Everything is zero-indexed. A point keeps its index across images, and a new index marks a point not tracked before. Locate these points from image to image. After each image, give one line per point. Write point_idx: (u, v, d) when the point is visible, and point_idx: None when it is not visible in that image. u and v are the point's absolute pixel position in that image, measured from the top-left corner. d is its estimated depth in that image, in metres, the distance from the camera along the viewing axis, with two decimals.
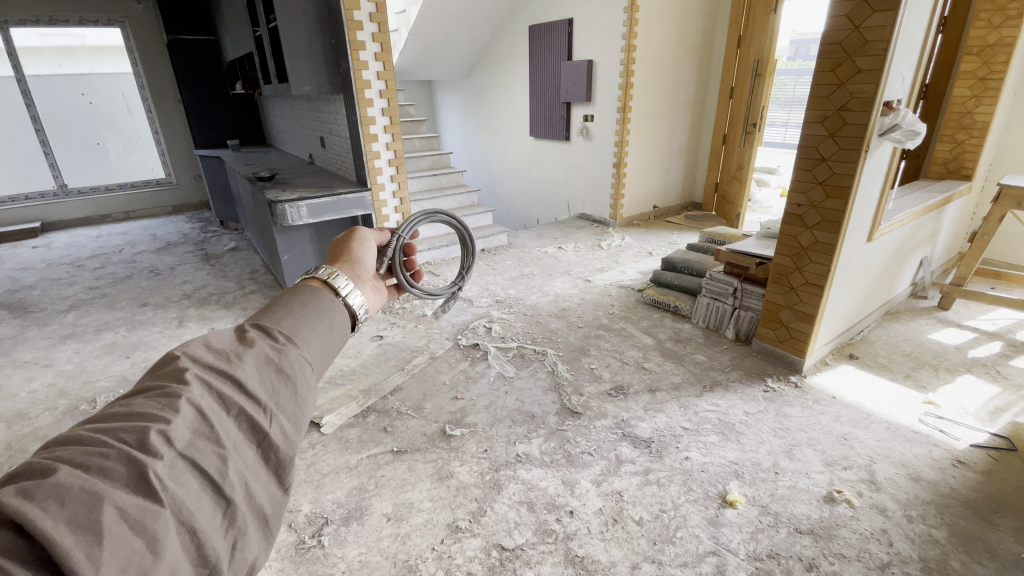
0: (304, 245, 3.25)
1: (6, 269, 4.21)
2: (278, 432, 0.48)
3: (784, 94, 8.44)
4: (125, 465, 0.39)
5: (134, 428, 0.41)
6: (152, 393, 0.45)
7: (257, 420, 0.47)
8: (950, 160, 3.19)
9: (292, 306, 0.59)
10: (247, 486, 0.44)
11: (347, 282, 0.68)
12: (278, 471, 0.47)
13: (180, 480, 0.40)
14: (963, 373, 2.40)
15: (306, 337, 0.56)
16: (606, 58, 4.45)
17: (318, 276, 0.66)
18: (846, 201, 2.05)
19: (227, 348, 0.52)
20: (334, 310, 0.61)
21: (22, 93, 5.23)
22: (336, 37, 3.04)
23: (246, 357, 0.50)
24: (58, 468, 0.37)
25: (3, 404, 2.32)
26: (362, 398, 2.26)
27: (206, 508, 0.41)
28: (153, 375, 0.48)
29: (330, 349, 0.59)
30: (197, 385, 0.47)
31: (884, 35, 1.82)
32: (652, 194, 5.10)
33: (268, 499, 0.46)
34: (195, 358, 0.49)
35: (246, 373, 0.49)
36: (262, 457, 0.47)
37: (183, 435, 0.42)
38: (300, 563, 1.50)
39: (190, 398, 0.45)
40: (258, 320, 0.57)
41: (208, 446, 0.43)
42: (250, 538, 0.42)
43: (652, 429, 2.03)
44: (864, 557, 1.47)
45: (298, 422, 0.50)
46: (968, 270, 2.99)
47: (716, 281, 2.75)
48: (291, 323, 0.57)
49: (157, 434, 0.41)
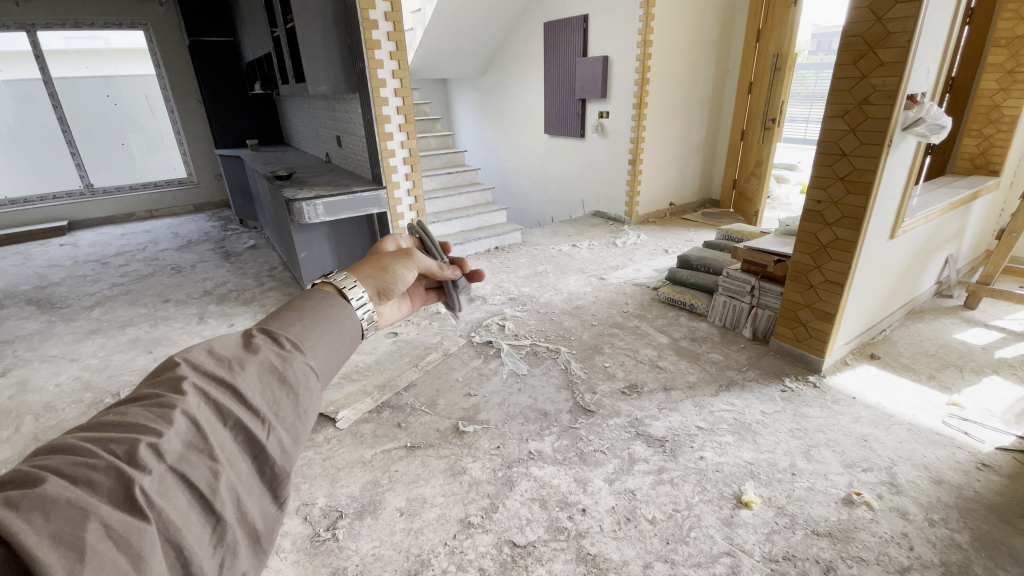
0: (321, 243, 3.30)
1: (34, 267, 4.36)
2: (275, 444, 0.49)
3: (805, 88, 8.28)
4: (112, 477, 0.39)
5: (125, 440, 0.42)
6: (148, 402, 0.46)
7: (254, 433, 0.48)
8: (977, 154, 3.09)
9: (302, 310, 0.60)
10: (239, 501, 0.45)
11: (361, 290, 0.67)
12: (272, 485, 0.48)
13: (168, 496, 0.41)
14: (989, 374, 2.33)
15: (314, 344, 0.57)
16: (623, 53, 4.39)
17: (333, 282, 0.67)
18: (867, 196, 1.99)
19: (230, 355, 0.52)
20: (346, 315, 0.62)
21: (50, 94, 5.41)
22: (352, 37, 3.07)
23: (248, 365, 0.51)
24: (47, 478, 0.37)
25: (32, 396, 2.41)
26: (377, 394, 2.29)
27: (194, 525, 0.41)
28: (151, 383, 0.49)
29: (338, 355, 0.60)
30: (194, 396, 0.47)
31: (907, 26, 1.77)
32: (669, 191, 5.04)
33: (261, 515, 0.47)
34: (195, 366, 0.50)
35: (246, 383, 0.50)
36: (257, 471, 0.48)
37: (174, 448, 0.43)
38: (315, 556, 1.53)
39: (185, 408, 0.45)
40: (267, 324, 0.58)
41: (201, 460, 0.44)
42: (240, 556, 0.43)
43: (666, 429, 2.01)
44: (884, 561, 1.44)
45: (297, 435, 0.51)
46: (996, 267, 2.91)
47: (733, 279, 2.72)
48: (299, 329, 0.57)
49: (147, 447, 0.42)
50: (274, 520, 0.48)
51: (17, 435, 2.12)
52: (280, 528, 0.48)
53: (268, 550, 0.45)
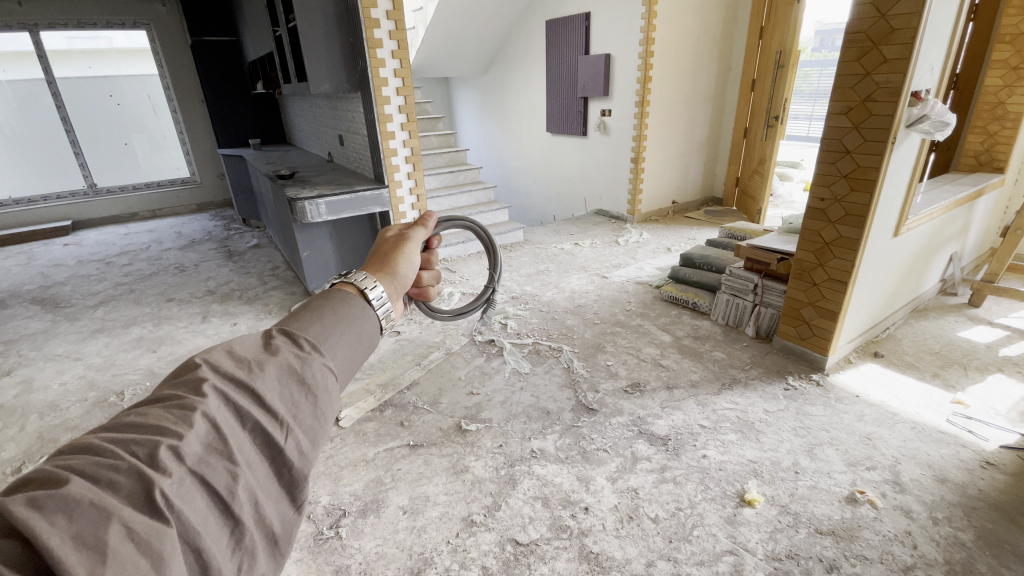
0: (323, 242, 3.30)
1: (38, 266, 4.37)
2: (293, 448, 0.49)
3: (807, 85, 8.26)
4: (133, 479, 0.39)
5: (145, 442, 0.42)
6: (168, 404, 0.46)
7: (273, 436, 0.48)
8: (982, 151, 3.07)
9: (320, 311, 0.60)
10: (257, 505, 0.45)
11: (380, 288, 0.68)
12: (291, 488, 0.48)
13: (188, 498, 0.41)
14: (993, 372, 2.32)
15: (332, 345, 0.57)
16: (625, 50, 4.38)
17: (353, 282, 0.67)
18: (872, 193, 1.98)
19: (250, 356, 0.52)
20: (363, 317, 0.62)
21: (53, 94, 5.44)
22: (354, 36, 3.07)
23: (267, 367, 0.51)
24: (70, 479, 0.38)
25: (36, 395, 2.42)
26: (379, 392, 2.30)
27: (213, 528, 0.41)
28: (172, 384, 0.49)
29: (356, 356, 0.59)
30: (214, 398, 0.47)
31: (911, 23, 1.76)
32: (671, 189, 5.03)
33: (279, 519, 0.46)
34: (215, 367, 0.50)
35: (265, 385, 0.50)
36: (276, 473, 0.48)
37: (194, 451, 0.43)
38: (318, 554, 1.53)
39: (205, 410, 0.45)
40: (285, 326, 0.58)
41: (220, 462, 0.44)
42: (258, 560, 0.43)
43: (669, 427, 2.01)
44: (887, 560, 1.44)
45: (315, 437, 0.51)
46: (1001, 265, 2.90)
47: (736, 277, 2.71)
48: (317, 331, 0.57)
49: (168, 449, 0.42)
50: (293, 523, 0.48)
51: (22, 434, 2.13)
52: (298, 531, 0.48)
53: (286, 553, 0.45)
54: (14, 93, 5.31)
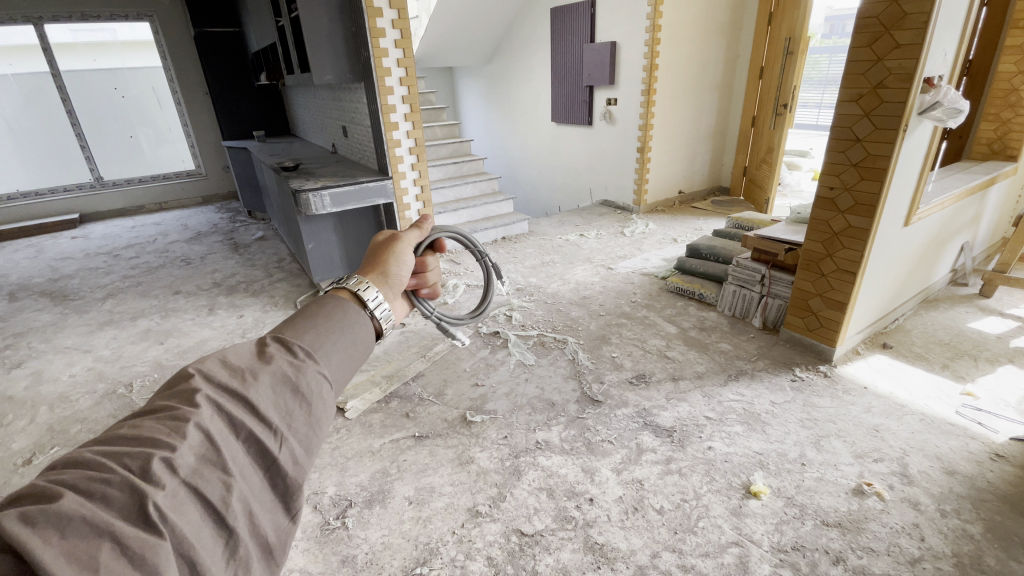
0: (327, 234, 3.30)
1: (47, 259, 4.41)
2: (287, 457, 0.48)
3: (817, 73, 8.13)
4: (126, 492, 0.39)
5: (138, 454, 0.42)
6: (162, 415, 0.45)
7: (266, 445, 0.47)
8: (995, 139, 2.99)
9: (314, 317, 0.60)
10: (251, 515, 0.44)
11: (376, 291, 0.67)
12: (284, 497, 0.47)
13: (181, 510, 0.40)
14: (1004, 363, 2.28)
15: (326, 352, 0.56)
16: (631, 38, 4.31)
17: (347, 287, 0.66)
18: (882, 182, 1.95)
19: (244, 365, 0.52)
20: (358, 323, 0.61)
21: (58, 88, 5.44)
22: (356, 25, 3.04)
23: (261, 376, 0.50)
24: (62, 494, 0.38)
25: (47, 387, 2.45)
26: (385, 383, 2.31)
27: (207, 539, 0.41)
28: (166, 395, 0.49)
29: (351, 362, 0.59)
30: (208, 408, 0.47)
31: (924, 8, 1.72)
32: (677, 179, 4.97)
33: (273, 528, 0.46)
34: (208, 377, 0.50)
35: (259, 394, 0.49)
36: (270, 483, 0.47)
37: (187, 462, 0.43)
38: (325, 544, 1.55)
39: (199, 422, 0.45)
40: (280, 334, 0.57)
41: (213, 474, 0.43)
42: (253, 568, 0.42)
43: (674, 419, 2.00)
44: (894, 552, 1.43)
45: (310, 446, 0.50)
46: (1014, 255, 2.82)
47: (743, 268, 2.68)
48: (312, 337, 0.57)
49: (161, 461, 0.42)
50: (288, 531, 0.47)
51: (32, 425, 2.17)
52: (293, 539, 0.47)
53: (281, 562, 0.45)
54: (19, 86, 5.32)
